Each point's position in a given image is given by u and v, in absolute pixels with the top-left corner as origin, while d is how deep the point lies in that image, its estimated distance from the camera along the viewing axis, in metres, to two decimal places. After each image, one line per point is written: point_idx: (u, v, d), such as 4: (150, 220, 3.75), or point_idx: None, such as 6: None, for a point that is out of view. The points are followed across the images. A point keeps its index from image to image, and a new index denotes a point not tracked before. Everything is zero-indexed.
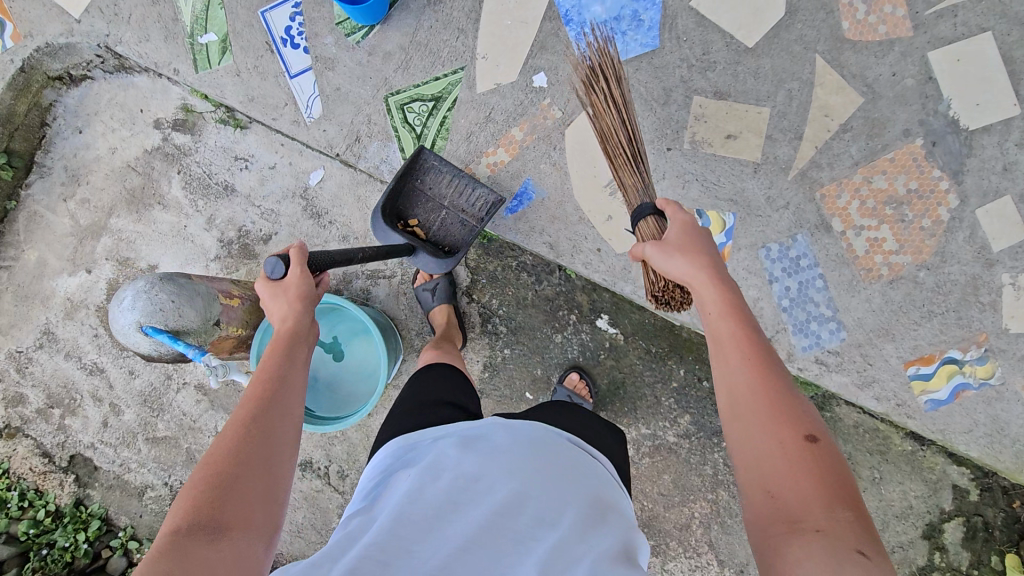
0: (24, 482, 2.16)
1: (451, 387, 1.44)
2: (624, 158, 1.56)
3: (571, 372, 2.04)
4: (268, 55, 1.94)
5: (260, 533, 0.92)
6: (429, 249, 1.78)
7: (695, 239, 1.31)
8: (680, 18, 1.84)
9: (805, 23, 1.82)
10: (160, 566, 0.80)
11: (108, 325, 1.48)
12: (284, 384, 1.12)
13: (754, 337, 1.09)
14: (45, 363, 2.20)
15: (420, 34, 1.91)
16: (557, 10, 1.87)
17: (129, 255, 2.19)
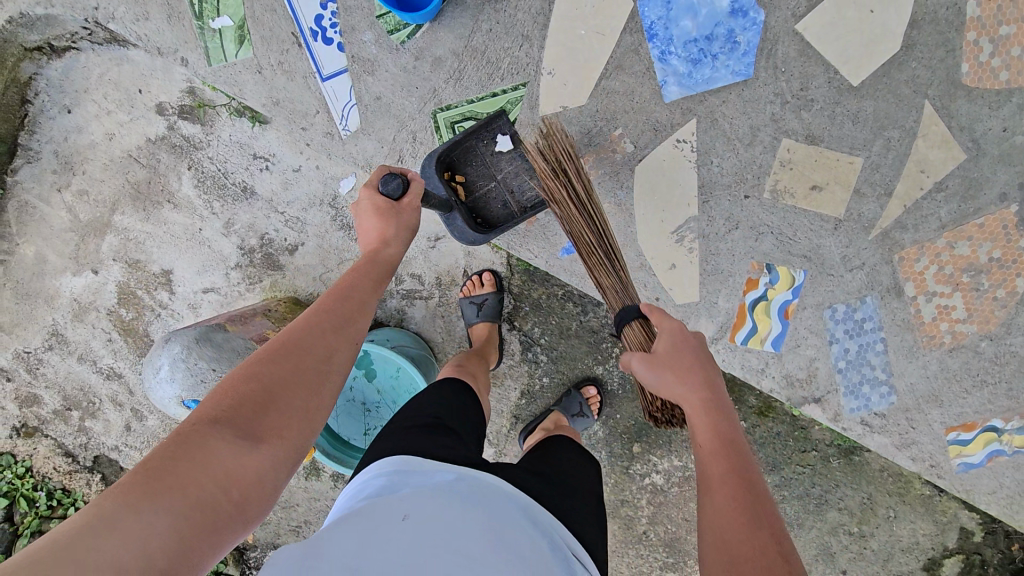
0: (51, 481, 2.11)
1: (452, 405, 1.25)
2: (597, 260, 1.47)
3: (589, 387, 1.97)
4: (296, 51, 1.72)
5: (284, 464, 0.83)
6: (466, 214, 1.61)
7: (692, 351, 1.19)
8: (781, 44, 1.62)
9: (920, 62, 1.61)
10: (172, 460, 0.73)
11: (149, 395, 1.39)
12: (362, 311, 1.00)
13: (746, 479, 0.94)
14: (57, 365, 2.07)
15: (476, 38, 1.67)
16: (642, 22, 1.63)
17: (139, 255, 2.00)
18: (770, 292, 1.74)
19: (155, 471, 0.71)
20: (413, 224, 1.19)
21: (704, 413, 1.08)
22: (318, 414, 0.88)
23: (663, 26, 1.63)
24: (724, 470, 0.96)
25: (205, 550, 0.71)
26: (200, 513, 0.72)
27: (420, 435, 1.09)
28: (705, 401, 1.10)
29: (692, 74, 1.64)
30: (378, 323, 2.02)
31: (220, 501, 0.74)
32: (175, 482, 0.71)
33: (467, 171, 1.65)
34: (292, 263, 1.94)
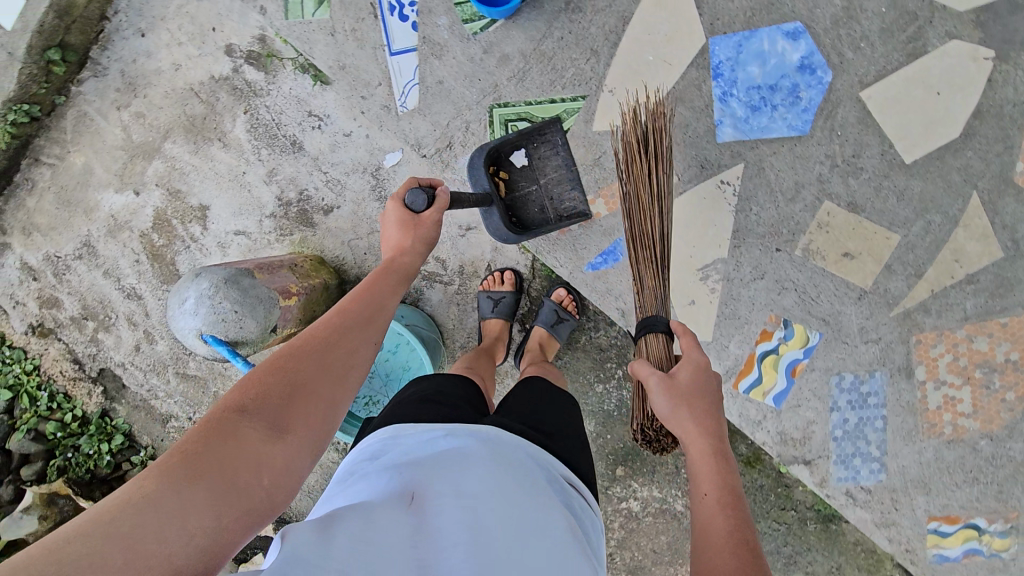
0: (55, 384, 2.21)
1: (447, 378, 1.26)
2: (649, 257, 1.44)
3: (560, 288, 1.96)
4: (371, 21, 1.79)
5: (311, 453, 0.84)
6: (503, 212, 1.61)
7: (709, 390, 1.15)
8: (843, 108, 1.62)
9: (976, 152, 1.60)
10: (208, 445, 0.74)
11: (171, 323, 1.43)
12: (382, 312, 1.03)
13: (747, 542, 0.89)
14: (83, 275, 2.16)
15: (546, 44, 1.69)
16: (710, 59, 1.64)
17: (181, 186, 2.06)
18: (783, 347, 1.75)
19: (191, 454, 0.72)
20: (430, 239, 1.23)
21: (713, 460, 1.03)
22: (340, 406, 0.90)
23: (729, 67, 1.64)
24: (725, 529, 0.91)
25: (238, 534, 0.72)
26: (234, 497, 0.73)
27: (409, 408, 1.12)
28: (718, 452, 1.04)
29: (749, 119, 1.65)
30: None
31: (252, 486, 0.75)
32: (210, 466, 0.73)
33: (511, 170, 1.68)
34: (325, 223, 1.98)
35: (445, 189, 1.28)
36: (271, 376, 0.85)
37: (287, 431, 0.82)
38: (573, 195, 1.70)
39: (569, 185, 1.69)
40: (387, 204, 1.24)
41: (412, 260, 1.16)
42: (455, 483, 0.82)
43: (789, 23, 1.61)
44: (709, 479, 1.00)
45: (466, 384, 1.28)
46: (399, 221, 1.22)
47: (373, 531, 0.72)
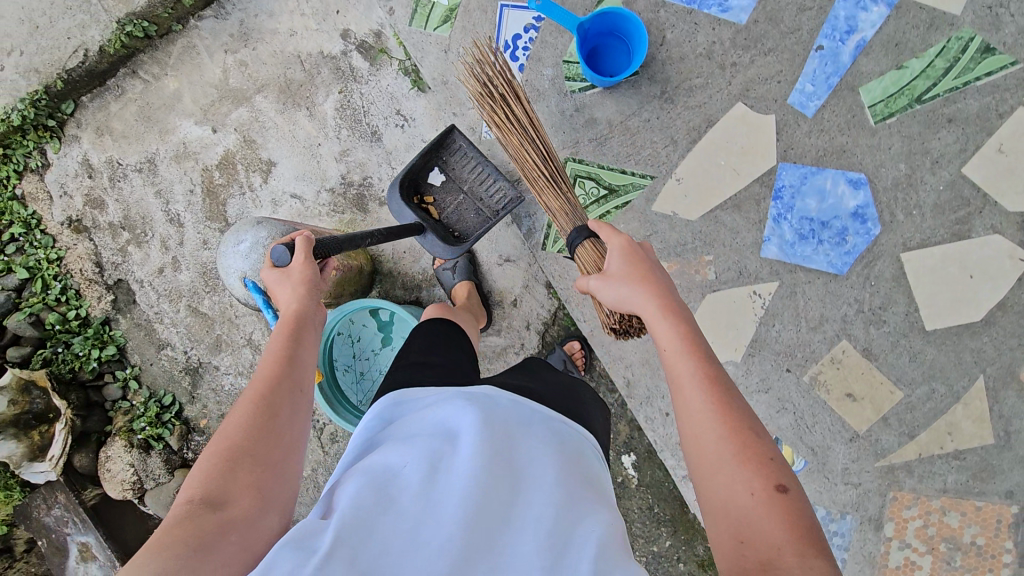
0: (70, 279, 2.26)
1: (441, 355, 1.47)
2: (544, 182, 1.59)
3: (573, 340, 2.02)
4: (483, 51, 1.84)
5: (271, 504, 0.93)
6: (439, 232, 1.78)
7: (641, 262, 1.24)
8: (881, 262, 1.72)
9: (992, 340, 1.69)
10: (170, 531, 0.83)
11: (220, 259, 1.54)
12: (294, 363, 1.12)
13: (713, 376, 1.00)
14: (135, 188, 2.24)
15: (633, 120, 1.79)
16: (775, 180, 1.74)
17: (256, 137, 2.17)
18: None
19: (158, 543, 0.81)
20: (314, 284, 1.29)
21: (661, 319, 1.12)
22: (283, 456, 0.99)
23: (790, 194, 1.74)
24: (691, 374, 1.00)
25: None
26: (204, 558, 0.81)
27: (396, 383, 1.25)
28: (661, 306, 1.13)
29: (794, 245, 1.74)
30: (418, 301, 2.14)
31: (222, 542, 0.84)
32: (176, 543, 0.81)
33: (433, 192, 1.85)
34: (376, 213, 2.11)
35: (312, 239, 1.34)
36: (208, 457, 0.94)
37: (236, 493, 0.91)
38: (498, 185, 1.82)
39: (491, 180, 1.83)
40: (261, 276, 1.29)
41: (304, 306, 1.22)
42: (434, 448, 0.89)
43: (855, 171, 1.70)
44: (666, 335, 1.08)
45: (459, 361, 1.49)
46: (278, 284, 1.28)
47: (361, 501, 0.80)
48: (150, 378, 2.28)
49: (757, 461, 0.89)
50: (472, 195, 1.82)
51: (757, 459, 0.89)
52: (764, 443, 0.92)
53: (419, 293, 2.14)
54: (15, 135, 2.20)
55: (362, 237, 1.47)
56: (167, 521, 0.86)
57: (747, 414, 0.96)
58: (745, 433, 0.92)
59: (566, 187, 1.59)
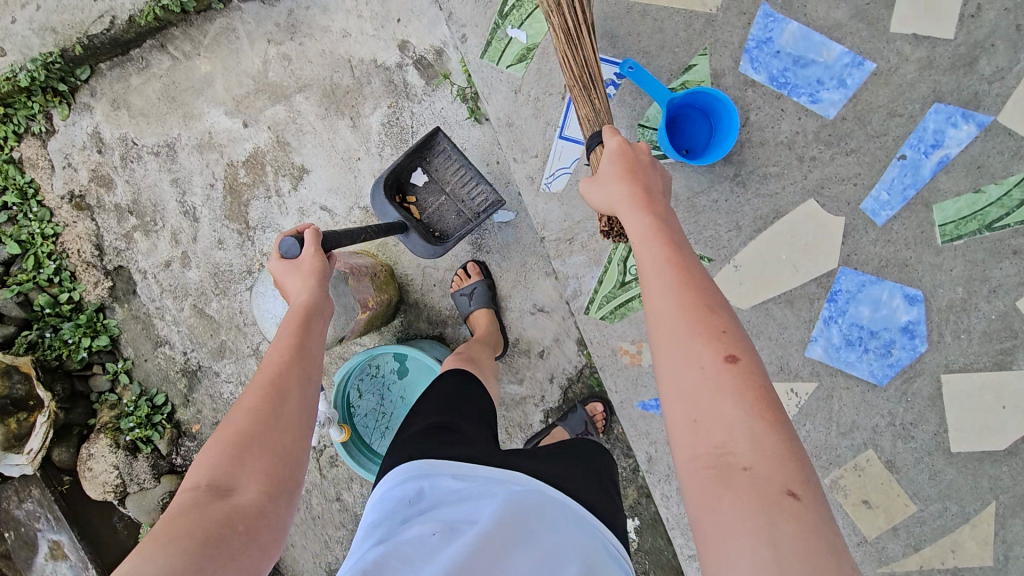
0: (65, 260, 2.09)
1: (459, 410, 1.35)
2: (579, 91, 1.47)
3: (596, 403, 1.96)
4: (556, 99, 1.72)
5: (276, 497, 0.94)
6: (421, 231, 1.78)
7: (629, 163, 1.20)
8: (921, 379, 1.71)
9: (1011, 470, 1.72)
10: (174, 520, 0.83)
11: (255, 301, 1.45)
12: (303, 354, 1.11)
13: (676, 262, 0.99)
14: (149, 171, 2.07)
15: (700, 198, 1.72)
16: (833, 283, 1.70)
17: (290, 139, 2.02)
18: None
19: (164, 531, 0.81)
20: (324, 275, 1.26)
21: (632, 209, 1.11)
22: (289, 449, 0.99)
23: (845, 299, 1.71)
24: (658, 260, 1.00)
25: None
26: (213, 550, 0.82)
27: (415, 444, 1.17)
28: (633, 202, 1.12)
29: (840, 349, 1.72)
30: (440, 336, 2.04)
31: (228, 533, 0.85)
32: (183, 533, 0.82)
33: (417, 192, 1.85)
34: None
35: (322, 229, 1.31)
36: (215, 446, 0.94)
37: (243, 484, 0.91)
38: (480, 189, 1.84)
39: (474, 184, 1.85)
40: (267, 266, 1.26)
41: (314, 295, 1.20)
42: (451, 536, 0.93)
43: (913, 287, 1.69)
44: (637, 227, 1.08)
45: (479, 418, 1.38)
46: (285, 273, 1.24)
47: None
48: (141, 375, 2.13)
49: (709, 335, 0.89)
50: (453, 197, 1.83)
51: (709, 335, 0.89)
52: (719, 318, 0.91)
53: (442, 331, 2.03)
54: (21, 95, 1.99)
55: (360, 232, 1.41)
56: (172, 508, 0.86)
57: (710, 292, 0.95)
58: (704, 309, 0.91)
59: (599, 99, 1.48)
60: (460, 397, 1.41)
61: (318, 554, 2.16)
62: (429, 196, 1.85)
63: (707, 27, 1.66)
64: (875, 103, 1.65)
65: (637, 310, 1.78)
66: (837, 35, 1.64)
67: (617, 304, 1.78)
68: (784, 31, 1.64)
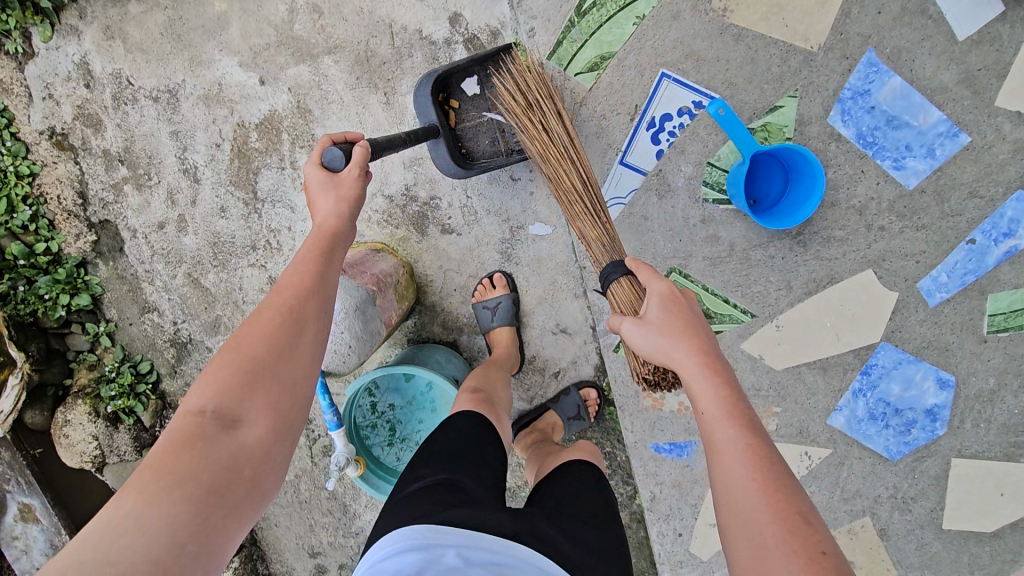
0: (43, 206, 1.87)
1: (468, 456, 1.14)
2: (582, 208, 1.41)
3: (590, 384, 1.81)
4: (623, 120, 1.64)
5: (284, 436, 0.82)
6: (450, 144, 1.58)
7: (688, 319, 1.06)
8: (933, 460, 1.71)
9: (1000, 557, 1.73)
10: (175, 455, 0.72)
11: None
12: (325, 282, 0.94)
13: (757, 448, 0.85)
14: (145, 118, 1.84)
15: (755, 250, 1.63)
16: (869, 357, 1.66)
17: (312, 107, 1.78)
18: None
19: (165, 467, 0.71)
20: (360, 198, 1.05)
21: (699, 375, 0.96)
22: (304, 386, 0.86)
23: (878, 374, 1.67)
24: (733, 444, 0.86)
25: (233, 530, 0.72)
26: (219, 498, 0.72)
27: (421, 501, 1.00)
28: (701, 364, 0.98)
29: (861, 421, 1.70)
30: (454, 342, 1.91)
31: (231, 477, 0.75)
32: (185, 473, 0.71)
33: (461, 100, 1.62)
34: (435, 239, 1.84)
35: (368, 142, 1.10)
36: (221, 367, 0.81)
37: (251, 419, 0.79)
38: None
39: None
40: (303, 171, 1.05)
41: (341, 221, 1.00)
42: None
43: (947, 372, 1.65)
44: (707, 399, 0.93)
45: (491, 466, 1.16)
46: (322, 182, 1.03)
47: None
48: (125, 339, 1.97)
49: (807, 555, 0.71)
50: (498, 122, 1.61)
51: (807, 550, 0.72)
52: (816, 532, 0.75)
53: (456, 338, 1.90)
54: None
55: (398, 139, 1.26)
56: (172, 436, 0.75)
57: (800, 497, 0.79)
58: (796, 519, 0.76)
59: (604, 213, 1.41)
60: (472, 438, 1.19)
61: (301, 537, 2.11)
62: (473, 111, 1.63)
63: (804, 67, 1.55)
64: (959, 179, 1.54)
65: None
66: (938, 100, 1.52)
67: None
68: (884, 85, 1.52)
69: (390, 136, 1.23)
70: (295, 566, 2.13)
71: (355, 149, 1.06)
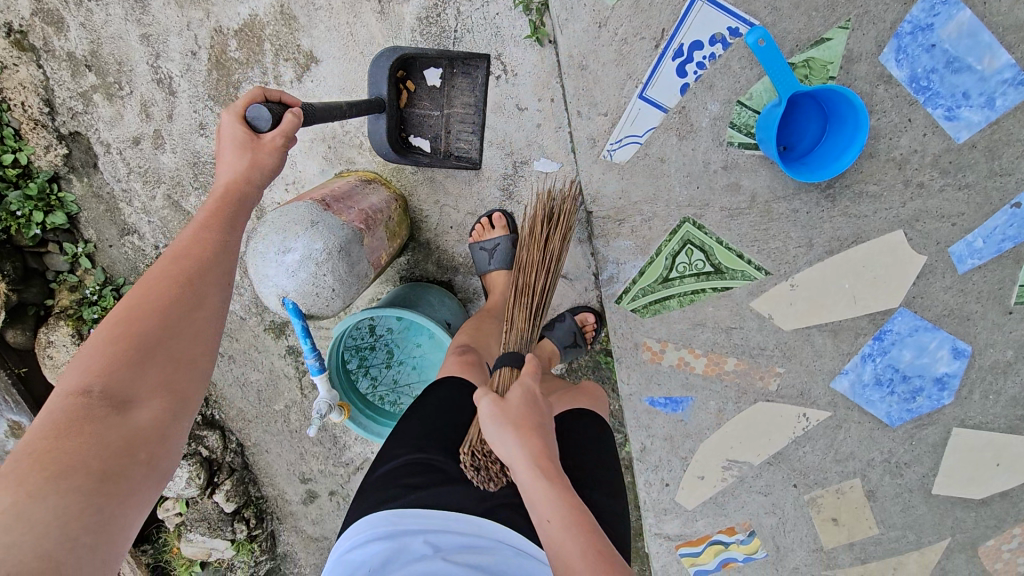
0: (6, 113, 1.71)
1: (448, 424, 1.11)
2: (525, 302, 1.30)
3: (588, 313, 1.68)
4: (647, 47, 1.46)
5: (183, 413, 0.80)
6: (392, 123, 1.59)
7: (542, 417, 0.97)
8: (935, 428, 1.65)
9: (988, 527, 1.69)
10: (59, 440, 0.68)
11: (253, 270, 1.19)
12: (225, 250, 0.88)
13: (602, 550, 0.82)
14: (111, 17, 1.65)
15: (778, 202, 1.50)
16: (884, 323, 1.57)
17: (297, 13, 1.59)
18: (733, 544, 1.82)
19: (45, 455, 0.67)
20: (278, 165, 0.98)
21: (535, 476, 0.87)
22: (201, 363, 0.83)
23: (890, 341, 1.58)
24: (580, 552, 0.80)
25: (132, 516, 0.70)
26: (112, 485, 0.69)
27: (390, 484, 1.02)
28: (537, 463, 0.89)
29: (866, 387, 1.63)
30: (449, 282, 1.81)
31: (126, 460, 0.72)
32: (72, 460, 0.68)
33: (420, 85, 1.62)
34: (432, 172, 1.70)
35: (300, 106, 1.03)
36: (110, 343, 0.77)
37: (144, 400, 0.76)
38: (470, 139, 1.65)
39: (470, 127, 1.64)
40: (222, 127, 0.95)
41: (250, 186, 0.94)
42: None
43: (964, 342, 1.56)
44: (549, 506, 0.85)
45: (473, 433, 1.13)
46: (237, 145, 0.94)
47: None
48: (106, 262, 1.88)
49: None
50: (444, 122, 1.63)
51: None
52: None
53: (452, 278, 1.81)
54: None
55: (337, 109, 1.18)
56: (52, 419, 0.70)
57: None
58: None
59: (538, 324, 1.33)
60: (450, 404, 1.14)
61: (292, 463, 2.13)
62: (427, 102, 1.63)
63: None
64: (1015, 134, 1.38)
65: (672, 309, 1.63)
66: (1009, 40, 1.33)
67: (651, 300, 1.63)
68: (951, 19, 1.34)
69: (328, 105, 1.16)
70: (286, 490, 2.17)
71: (285, 114, 0.98)
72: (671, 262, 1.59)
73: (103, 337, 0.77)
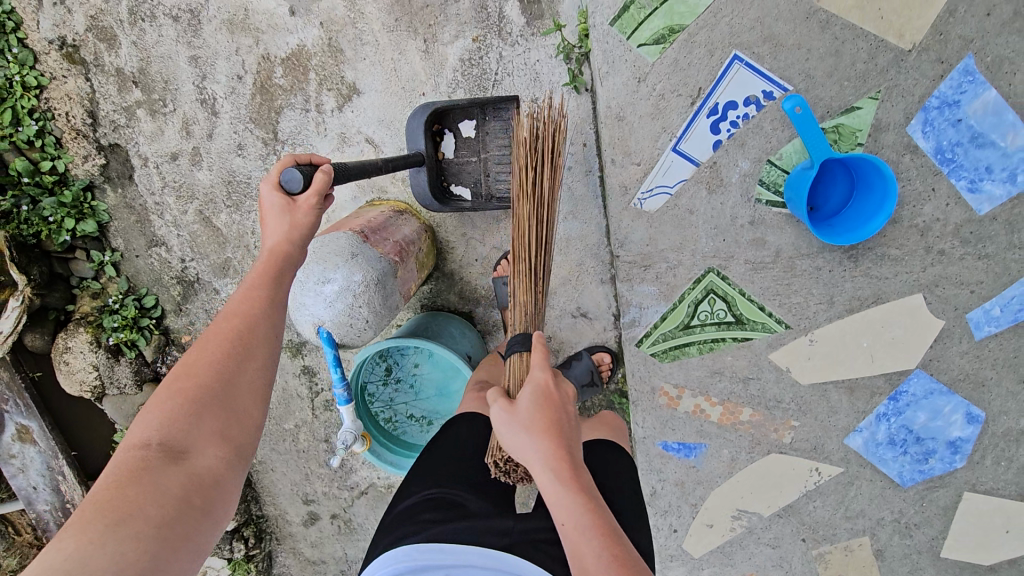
0: (50, 122, 1.75)
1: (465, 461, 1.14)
2: (522, 274, 1.25)
3: (604, 353, 1.68)
4: (683, 103, 1.51)
5: (235, 461, 0.81)
6: (432, 175, 1.56)
7: (554, 413, 0.97)
8: (947, 492, 1.64)
9: None
10: (120, 491, 0.70)
11: (291, 299, 1.21)
12: (275, 306, 0.89)
13: (623, 560, 0.82)
14: (163, 38, 1.70)
15: (801, 259, 1.54)
16: (899, 383, 1.59)
17: (344, 46, 1.64)
18: None
19: (108, 504, 0.68)
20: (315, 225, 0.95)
21: (550, 479, 0.89)
22: (254, 411, 0.84)
23: (905, 401, 1.60)
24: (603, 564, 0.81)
25: (186, 564, 0.71)
26: (169, 532, 0.70)
27: (407, 520, 1.03)
28: (553, 469, 0.90)
29: (879, 445, 1.64)
30: (466, 312, 1.82)
31: (182, 510, 0.73)
32: (130, 508, 0.69)
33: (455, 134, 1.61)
34: None
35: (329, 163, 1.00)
36: (169, 397, 0.79)
37: (198, 449, 0.78)
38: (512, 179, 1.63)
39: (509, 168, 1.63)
40: (261, 191, 0.93)
41: (293, 246, 0.92)
42: None
43: (978, 407, 1.57)
44: (568, 511, 0.87)
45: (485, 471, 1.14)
46: (278, 208, 0.92)
47: None
48: (131, 271, 1.90)
49: None
50: (484, 165, 1.61)
51: None
52: None
53: (474, 310, 1.82)
54: None
55: (370, 163, 1.18)
56: (114, 471, 0.72)
57: None
58: None
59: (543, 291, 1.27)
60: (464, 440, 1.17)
61: (296, 484, 2.11)
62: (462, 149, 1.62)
63: (892, 66, 1.41)
64: None
65: (692, 355, 1.65)
66: None
67: (672, 345, 1.65)
68: (977, 97, 1.39)
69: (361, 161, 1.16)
70: (288, 510, 2.15)
71: (316, 174, 0.95)
72: (693, 309, 1.61)
73: (164, 390, 0.79)
